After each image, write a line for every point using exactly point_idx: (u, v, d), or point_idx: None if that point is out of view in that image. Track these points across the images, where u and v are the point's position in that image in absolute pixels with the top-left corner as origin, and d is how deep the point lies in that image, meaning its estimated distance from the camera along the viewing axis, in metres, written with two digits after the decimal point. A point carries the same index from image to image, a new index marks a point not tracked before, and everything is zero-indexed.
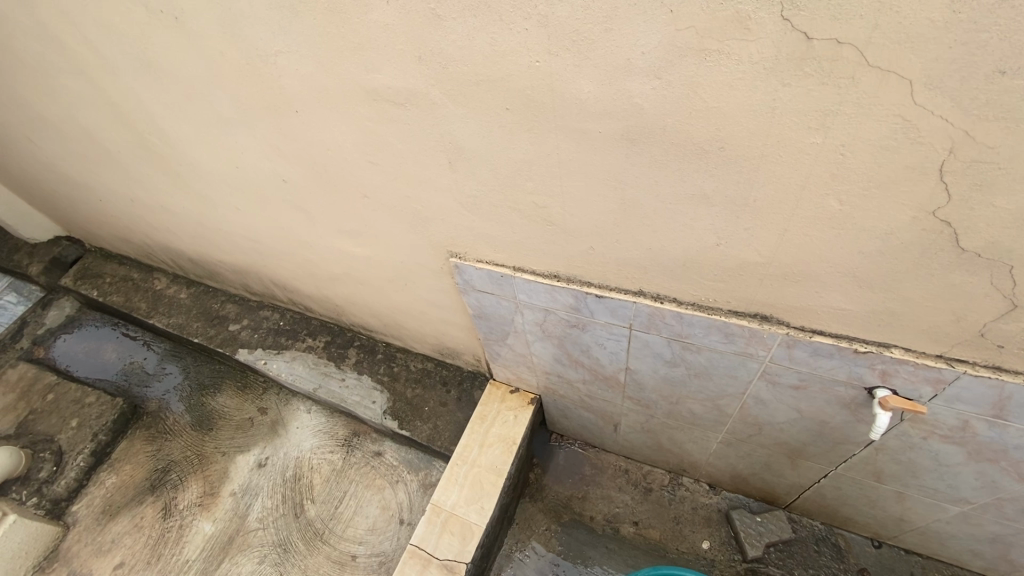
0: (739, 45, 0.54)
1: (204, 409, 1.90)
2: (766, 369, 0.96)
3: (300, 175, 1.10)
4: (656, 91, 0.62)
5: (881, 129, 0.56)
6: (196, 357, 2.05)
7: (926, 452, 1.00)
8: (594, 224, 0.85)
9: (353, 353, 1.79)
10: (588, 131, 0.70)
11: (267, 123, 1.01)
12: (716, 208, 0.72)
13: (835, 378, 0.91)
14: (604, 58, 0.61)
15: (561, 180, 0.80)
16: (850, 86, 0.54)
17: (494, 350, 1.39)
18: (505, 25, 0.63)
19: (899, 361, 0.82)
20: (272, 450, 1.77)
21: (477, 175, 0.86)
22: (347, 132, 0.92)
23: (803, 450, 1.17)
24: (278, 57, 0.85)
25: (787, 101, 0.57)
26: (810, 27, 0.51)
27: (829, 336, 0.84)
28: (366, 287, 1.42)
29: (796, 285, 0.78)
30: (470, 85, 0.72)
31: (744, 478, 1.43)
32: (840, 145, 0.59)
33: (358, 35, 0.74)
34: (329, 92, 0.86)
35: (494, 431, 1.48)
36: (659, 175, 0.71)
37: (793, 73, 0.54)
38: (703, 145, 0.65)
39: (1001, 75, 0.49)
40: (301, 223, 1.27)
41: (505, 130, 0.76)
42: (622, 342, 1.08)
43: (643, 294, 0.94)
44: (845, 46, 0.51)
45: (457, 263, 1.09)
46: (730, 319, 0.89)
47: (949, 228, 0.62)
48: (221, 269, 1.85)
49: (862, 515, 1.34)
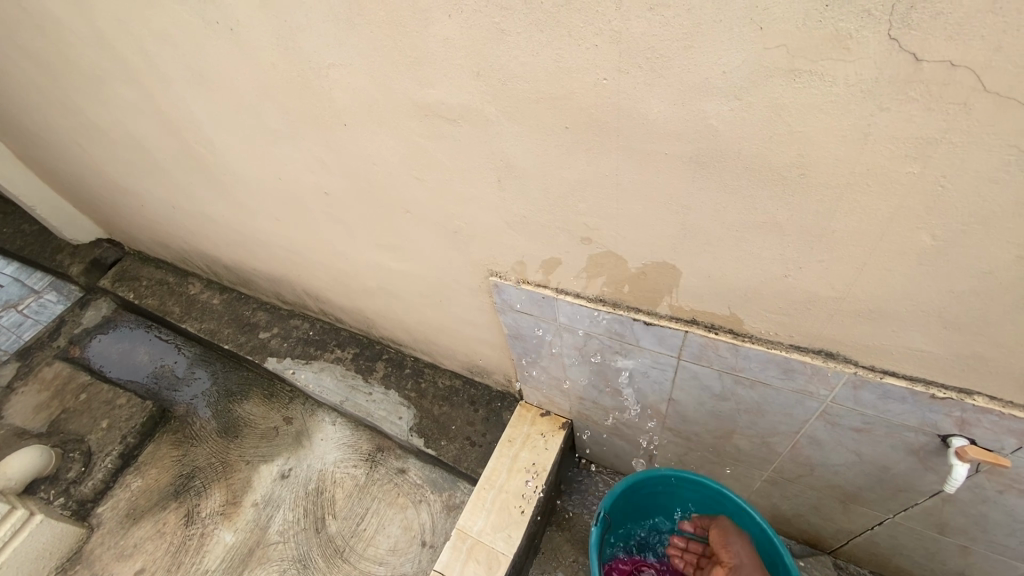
0: (835, 65, 0.50)
1: (231, 416, 1.90)
2: (826, 409, 0.90)
3: (342, 188, 1.09)
4: (735, 113, 0.58)
5: (991, 159, 0.51)
6: (225, 363, 2.06)
7: (1001, 507, 0.92)
8: (649, 249, 0.81)
9: (380, 366, 1.77)
10: (653, 152, 0.66)
11: (313, 136, 1.00)
12: (787, 237, 0.67)
13: (903, 423, 0.84)
14: (680, 78, 0.58)
15: (617, 203, 0.76)
16: (960, 113, 0.49)
17: (528, 372, 1.35)
18: (573, 41, 0.60)
19: (982, 411, 0.75)
20: (295, 462, 1.75)
21: (526, 193, 0.83)
22: (393, 145, 0.90)
23: (858, 495, 1.09)
24: (331, 70, 0.84)
25: (883, 127, 0.52)
26: (920, 48, 0.47)
27: (901, 378, 0.78)
28: (400, 301, 1.39)
29: (870, 323, 0.73)
30: (530, 102, 0.69)
31: (787, 519, 1.34)
32: (939, 176, 0.54)
33: (415, 49, 0.72)
34: (380, 107, 0.84)
35: (523, 455, 1.43)
36: (726, 203, 0.67)
37: (895, 96, 0.50)
38: (781, 171, 0.60)
39: None
40: (339, 235, 1.26)
41: (562, 150, 0.73)
42: (667, 372, 1.03)
43: (696, 324, 0.89)
44: (960, 69, 0.47)
45: (496, 282, 1.06)
46: (792, 354, 0.83)
47: None
48: (254, 276, 1.85)
49: (917, 567, 1.24)
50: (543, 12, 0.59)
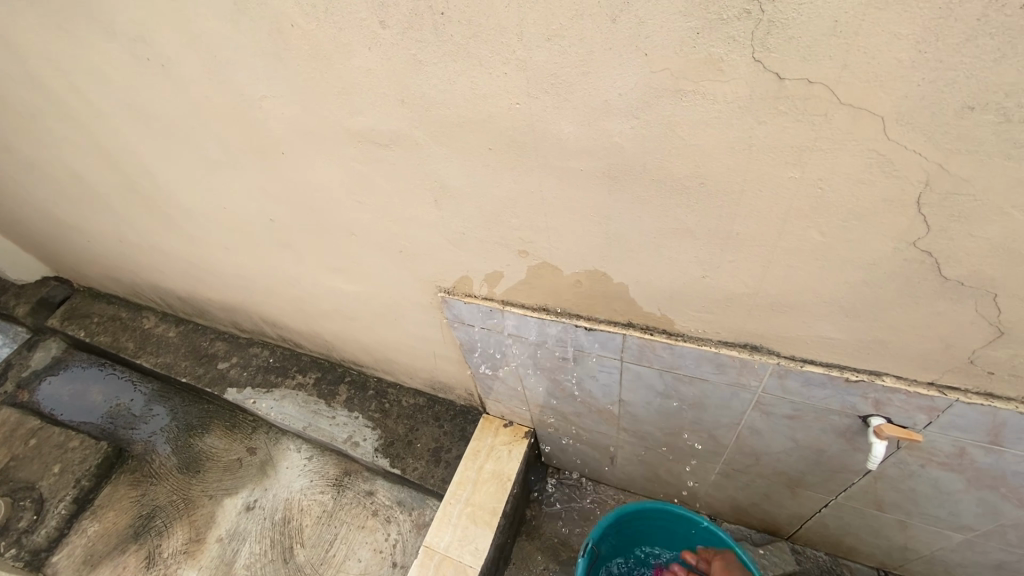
0: (713, 85, 0.55)
1: (192, 451, 1.86)
2: (759, 399, 0.95)
3: (287, 215, 1.10)
4: (635, 130, 0.63)
5: (856, 162, 0.56)
6: (184, 398, 2.01)
7: (926, 479, 0.99)
8: (581, 258, 0.85)
9: (343, 390, 1.76)
10: (569, 169, 0.71)
11: (254, 165, 1.01)
12: (699, 241, 0.73)
13: (828, 408, 0.90)
14: (584, 100, 0.62)
15: (546, 217, 0.81)
16: (823, 123, 0.54)
17: (486, 383, 1.37)
18: (483, 69, 0.64)
19: (890, 390, 0.81)
20: (261, 493, 1.72)
21: (462, 211, 0.87)
22: (331, 172, 0.92)
23: (802, 480, 1.15)
24: (264, 101, 0.86)
25: (763, 138, 0.58)
26: (781, 68, 0.52)
27: (819, 366, 0.84)
28: (356, 323, 1.40)
29: (784, 316, 0.78)
30: (454, 127, 0.73)
31: (745, 508, 1.40)
32: (818, 180, 0.59)
33: (341, 80, 0.75)
34: (314, 134, 0.87)
35: (488, 467, 1.46)
36: (643, 211, 0.72)
37: (768, 111, 0.55)
38: (684, 181, 0.66)
39: (970, 110, 0.49)
40: (290, 261, 1.26)
41: (489, 169, 0.77)
42: (614, 374, 1.07)
43: (632, 327, 0.94)
44: (817, 85, 0.52)
45: (445, 298, 1.09)
46: (721, 350, 0.89)
47: (931, 257, 0.62)
48: (209, 306, 1.82)
49: (867, 544, 1.31)
50: (454, 43, 0.63)
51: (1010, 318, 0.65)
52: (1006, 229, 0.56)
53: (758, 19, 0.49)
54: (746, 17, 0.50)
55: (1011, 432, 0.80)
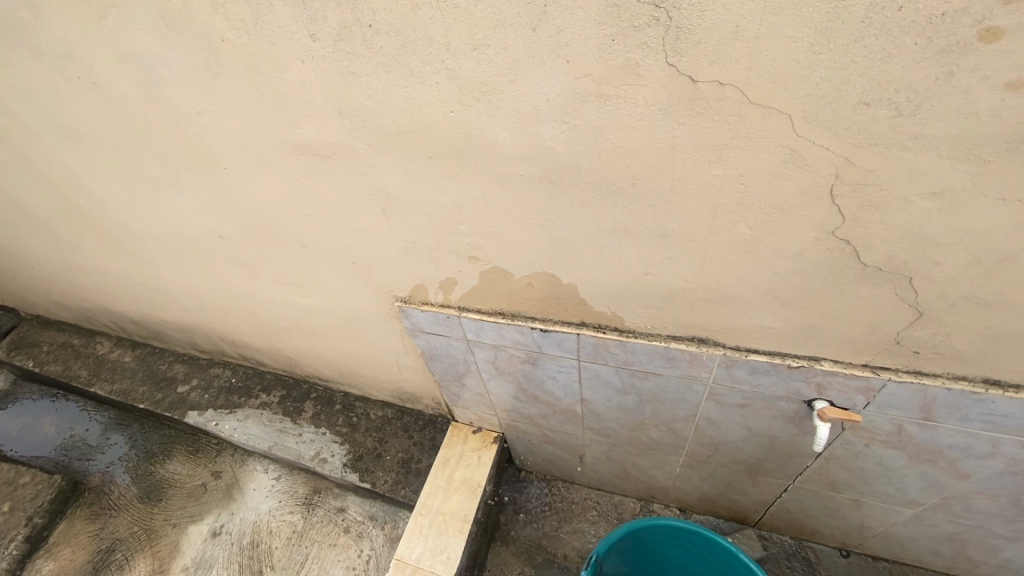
0: (633, 89, 0.58)
1: (153, 479, 1.80)
2: (711, 390, 0.98)
3: (236, 231, 1.09)
4: (566, 135, 0.65)
5: (772, 158, 0.59)
6: (143, 424, 1.94)
7: (872, 458, 1.03)
8: (530, 261, 0.87)
9: (309, 407, 1.73)
10: (509, 174, 0.73)
11: (198, 182, 1.00)
12: (638, 240, 0.75)
13: (775, 394, 0.94)
14: (515, 107, 0.64)
15: (491, 222, 0.82)
16: (738, 122, 0.57)
17: (452, 391, 1.37)
18: (416, 79, 0.65)
19: (829, 374, 0.85)
20: (227, 517, 1.67)
21: (409, 220, 0.87)
22: (276, 185, 0.92)
23: (760, 467, 1.19)
24: (202, 117, 0.85)
25: (685, 138, 0.60)
26: (693, 71, 0.54)
27: (762, 354, 0.87)
28: (316, 337, 1.39)
29: (724, 308, 0.81)
30: (393, 136, 0.74)
31: (712, 499, 1.43)
32: (740, 177, 0.62)
33: (277, 93, 0.75)
34: (254, 148, 0.86)
35: (458, 474, 1.46)
36: (583, 212, 0.74)
37: (686, 112, 0.58)
38: (617, 182, 0.68)
39: (866, 106, 0.53)
40: (244, 278, 1.24)
41: (431, 177, 0.78)
42: (573, 374, 1.09)
43: (586, 326, 0.96)
44: (728, 87, 0.55)
45: (402, 307, 1.09)
46: (670, 344, 0.91)
47: (850, 245, 0.66)
48: (165, 328, 1.77)
49: (827, 525, 1.35)
50: (384, 55, 0.64)
51: (926, 299, 0.69)
52: (912, 215, 0.60)
53: (667, 26, 0.52)
54: (655, 24, 0.52)
55: (941, 408, 0.84)
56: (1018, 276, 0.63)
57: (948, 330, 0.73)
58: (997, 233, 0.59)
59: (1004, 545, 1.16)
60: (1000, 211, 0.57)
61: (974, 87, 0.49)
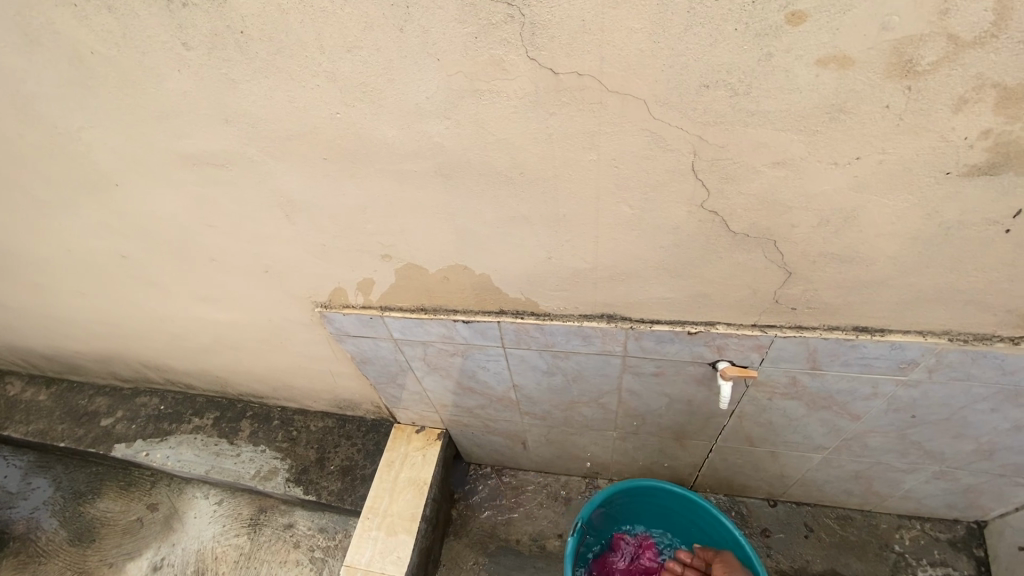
0: (503, 83, 0.61)
1: (83, 520, 1.69)
2: (628, 362, 1.04)
3: (141, 250, 1.05)
4: (451, 130, 0.68)
5: (637, 141, 0.65)
6: (68, 464, 1.82)
7: (778, 411, 1.12)
8: (440, 255, 0.89)
9: (246, 425, 1.68)
10: (405, 171, 0.75)
11: (90, 202, 0.96)
12: (536, 227, 0.79)
13: (683, 360, 1.01)
14: (397, 105, 0.66)
15: (396, 220, 0.84)
16: (602, 109, 0.62)
17: (389, 392, 1.38)
18: (297, 83, 0.66)
19: (725, 336, 0.93)
20: (168, 549, 1.61)
21: (316, 223, 0.88)
22: (175, 199, 0.89)
23: (685, 431, 1.27)
24: (83, 133, 0.82)
25: (559, 126, 0.65)
26: (553, 64, 0.59)
27: (665, 324, 0.94)
28: (243, 351, 1.35)
29: (624, 284, 0.87)
30: (285, 140, 0.74)
31: (649, 468, 1.50)
32: (613, 160, 0.67)
33: (158, 105, 0.73)
34: (145, 162, 0.84)
35: (403, 475, 1.47)
36: (480, 203, 0.77)
37: (554, 102, 0.62)
38: (506, 172, 0.72)
39: (707, 89, 0.58)
40: (157, 298, 1.20)
41: (329, 179, 0.79)
42: (501, 361, 1.12)
43: (505, 313, 1.00)
44: (586, 78, 0.59)
45: (324, 312, 1.09)
46: (583, 323, 0.96)
47: (718, 216, 0.72)
48: (81, 359, 1.67)
49: (753, 479, 1.46)
50: (261, 60, 0.64)
51: (791, 259, 0.77)
52: (764, 184, 0.67)
53: (522, 23, 0.56)
54: (510, 21, 0.56)
55: (824, 357, 0.93)
56: (862, 231, 0.71)
57: (815, 285, 0.81)
58: (837, 194, 0.67)
59: (901, 477, 1.29)
60: (835, 174, 0.64)
61: (792, 65, 0.55)
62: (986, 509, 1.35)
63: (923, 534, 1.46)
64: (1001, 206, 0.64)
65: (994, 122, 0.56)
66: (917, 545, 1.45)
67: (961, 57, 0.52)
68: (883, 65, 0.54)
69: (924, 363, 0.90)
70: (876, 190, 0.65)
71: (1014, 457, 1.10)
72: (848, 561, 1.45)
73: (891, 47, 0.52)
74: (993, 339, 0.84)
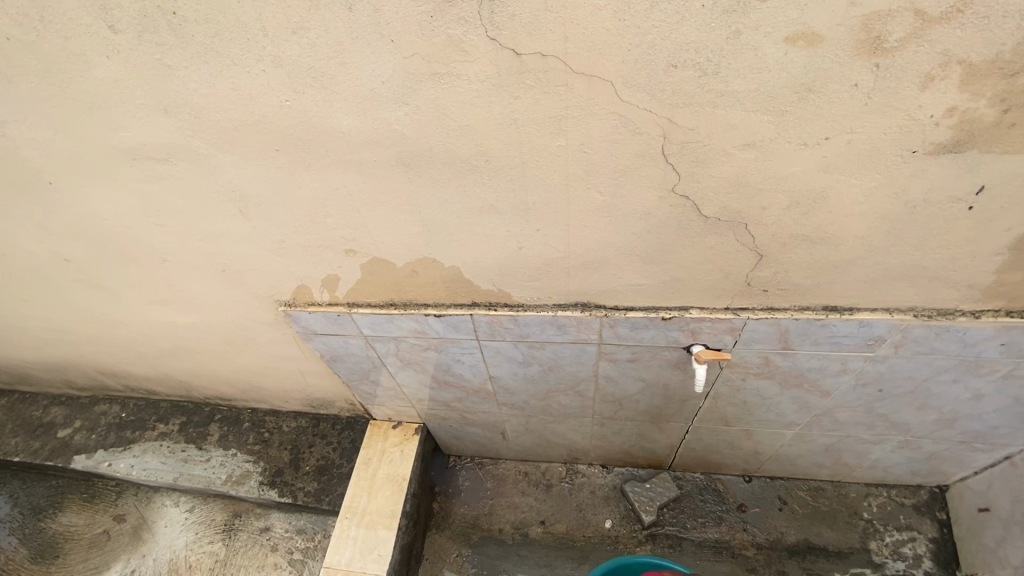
0: (462, 65, 0.58)
1: (44, 536, 1.62)
2: (603, 350, 1.03)
3: (84, 252, 0.98)
4: (410, 117, 0.64)
5: (605, 125, 0.62)
6: (24, 479, 1.73)
7: (751, 391, 1.14)
8: (406, 247, 0.86)
9: (214, 429, 1.62)
10: (363, 161, 0.71)
11: (23, 204, 0.89)
12: (504, 215, 0.76)
13: (658, 346, 1.00)
14: (352, 91, 0.62)
15: (359, 213, 0.80)
16: (568, 92, 0.59)
17: (363, 389, 1.34)
18: (241, 69, 0.61)
19: (698, 320, 0.92)
20: (138, 561, 1.55)
21: (273, 220, 0.83)
22: (117, 197, 0.83)
23: (662, 414, 1.27)
24: (6, 128, 0.75)
25: (524, 112, 0.62)
26: (515, 45, 0.55)
27: (639, 311, 0.93)
28: (205, 354, 1.29)
29: (596, 271, 0.86)
30: (233, 131, 0.69)
31: (628, 451, 1.51)
32: (581, 144, 0.65)
33: (87, 95, 0.67)
34: (79, 158, 0.77)
35: (381, 472, 1.44)
36: (445, 194, 0.74)
37: (517, 85, 0.59)
38: (470, 161, 0.69)
39: (675, 69, 0.56)
40: (107, 302, 1.13)
41: (284, 171, 0.74)
42: (475, 354, 1.10)
43: (478, 305, 0.97)
44: (549, 58, 0.56)
45: (288, 311, 1.04)
46: (557, 312, 0.95)
47: (689, 200, 0.71)
48: (29, 369, 1.57)
49: (729, 457, 1.48)
50: (198, 44, 0.59)
51: (762, 242, 0.77)
52: (735, 166, 0.66)
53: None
54: None
55: (795, 337, 0.94)
56: (831, 212, 0.70)
57: (786, 267, 0.81)
58: (806, 175, 0.66)
59: (869, 448, 1.33)
60: (805, 155, 0.63)
61: (760, 43, 0.53)
62: (948, 474, 1.40)
63: (889, 500, 1.51)
64: (963, 183, 0.64)
65: (959, 99, 0.56)
66: (884, 511, 1.50)
67: (928, 33, 0.51)
68: (851, 42, 0.52)
69: (890, 339, 0.91)
70: (844, 170, 0.65)
71: (973, 424, 1.14)
72: (820, 530, 1.50)
73: (859, 24, 0.51)
74: (955, 313, 0.86)
